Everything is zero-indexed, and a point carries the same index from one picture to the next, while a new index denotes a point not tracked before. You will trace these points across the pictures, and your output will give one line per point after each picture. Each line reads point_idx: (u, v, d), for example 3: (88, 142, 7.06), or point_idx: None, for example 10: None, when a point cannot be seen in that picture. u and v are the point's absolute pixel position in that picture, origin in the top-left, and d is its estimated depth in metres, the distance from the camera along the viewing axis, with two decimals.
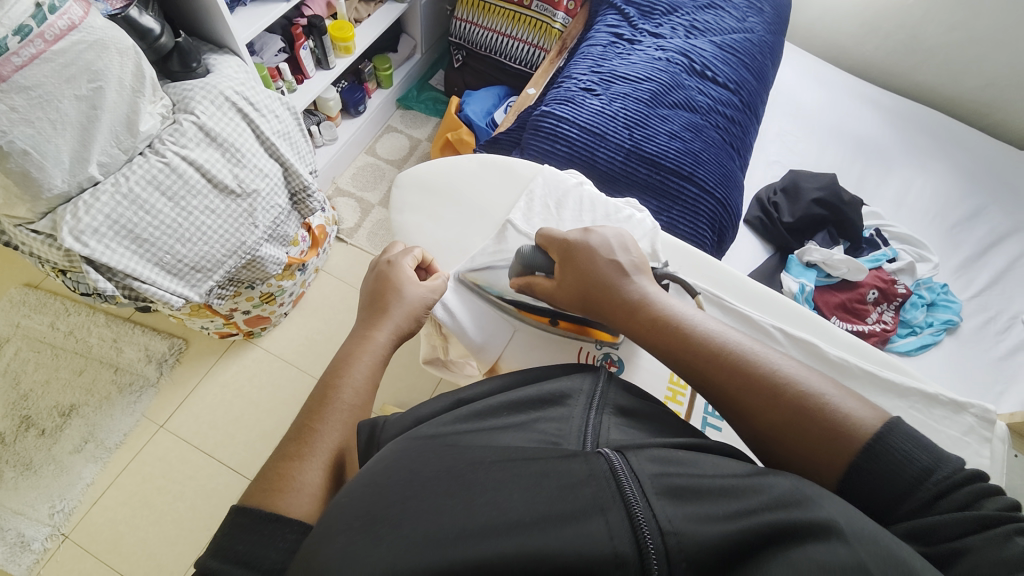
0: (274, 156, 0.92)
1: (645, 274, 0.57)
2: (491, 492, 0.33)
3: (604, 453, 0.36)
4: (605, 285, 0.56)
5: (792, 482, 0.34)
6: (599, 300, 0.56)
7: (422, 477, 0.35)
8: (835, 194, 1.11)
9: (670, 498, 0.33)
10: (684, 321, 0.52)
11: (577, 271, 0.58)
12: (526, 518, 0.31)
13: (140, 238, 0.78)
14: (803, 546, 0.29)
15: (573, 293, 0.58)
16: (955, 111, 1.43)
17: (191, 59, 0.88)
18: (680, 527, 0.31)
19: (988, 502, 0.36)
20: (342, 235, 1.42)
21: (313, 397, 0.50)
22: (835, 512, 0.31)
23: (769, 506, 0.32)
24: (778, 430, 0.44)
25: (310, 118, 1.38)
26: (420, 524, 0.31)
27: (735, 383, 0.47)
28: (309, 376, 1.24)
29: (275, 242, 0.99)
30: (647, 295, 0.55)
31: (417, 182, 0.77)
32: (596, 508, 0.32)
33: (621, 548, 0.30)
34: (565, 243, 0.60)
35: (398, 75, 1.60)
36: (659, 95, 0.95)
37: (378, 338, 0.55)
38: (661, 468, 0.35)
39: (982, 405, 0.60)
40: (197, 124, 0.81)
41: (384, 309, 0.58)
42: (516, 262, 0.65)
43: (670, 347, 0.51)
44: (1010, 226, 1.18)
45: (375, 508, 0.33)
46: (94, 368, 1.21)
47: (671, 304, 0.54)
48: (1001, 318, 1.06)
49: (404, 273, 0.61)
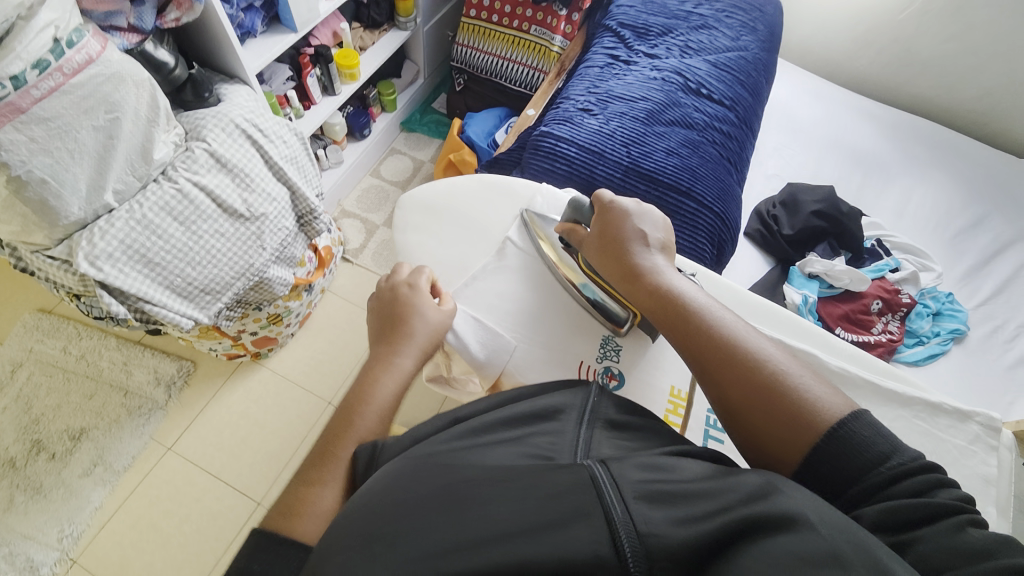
0: (282, 180, 0.95)
1: (663, 254, 0.61)
2: (482, 506, 0.33)
3: (588, 462, 0.36)
4: (624, 251, 0.60)
5: (762, 478, 0.34)
6: (612, 260, 0.61)
7: (419, 494, 0.35)
8: (834, 206, 1.11)
9: (647, 502, 0.33)
10: (680, 294, 0.54)
11: (602, 231, 0.63)
12: (517, 527, 0.32)
13: (151, 262, 0.80)
14: (770, 538, 0.30)
15: (597, 252, 0.63)
16: (953, 121, 1.45)
17: (203, 89, 0.91)
18: (655, 528, 0.31)
19: (941, 492, 0.37)
20: (348, 255, 1.45)
21: (334, 425, 0.50)
22: (804, 506, 0.31)
23: (742, 502, 0.32)
24: (745, 399, 0.46)
25: (317, 142, 1.42)
26: (416, 541, 0.32)
27: (717, 355, 0.48)
28: (315, 396, 1.24)
29: (282, 264, 1.01)
30: (655, 268, 0.58)
31: (419, 203, 0.79)
32: (579, 514, 0.32)
33: (602, 552, 0.30)
34: (601, 207, 0.65)
35: (402, 98, 1.65)
36: (656, 113, 0.97)
37: (409, 362, 0.56)
38: (642, 475, 0.35)
39: (987, 413, 0.60)
40: (208, 150, 0.84)
41: (405, 334, 0.58)
42: (567, 209, 0.70)
43: (666, 313, 0.54)
44: (1012, 234, 1.18)
45: (373, 527, 0.33)
46: (104, 392, 1.22)
47: (678, 279, 0.57)
48: (1008, 327, 1.05)
49: (421, 297, 0.62)
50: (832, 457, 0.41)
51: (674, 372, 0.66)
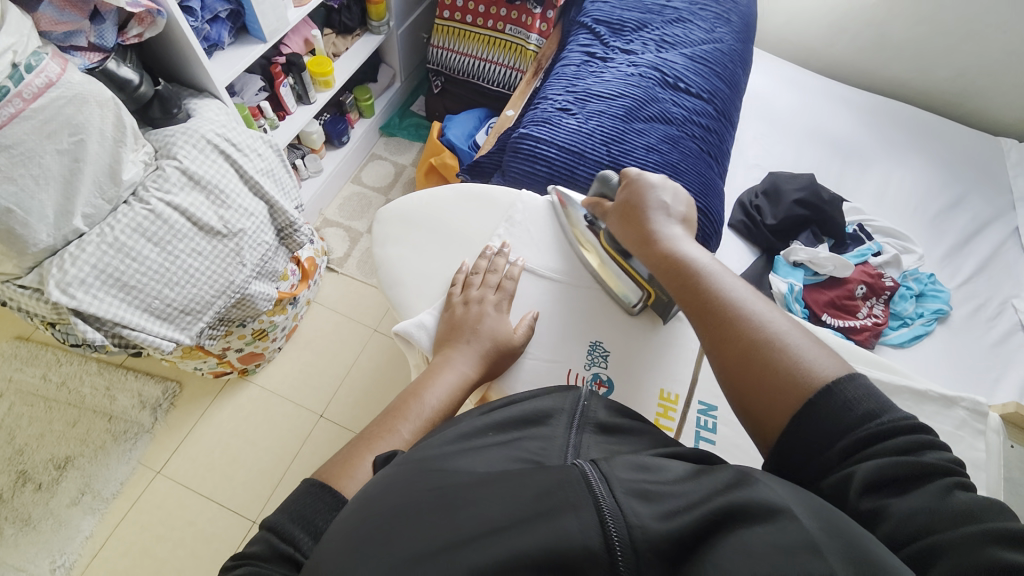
0: (259, 195, 0.93)
1: (684, 226, 0.62)
2: (472, 504, 0.31)
3: (580, 462, 0.34)
4: (646, 218, 0.62)
5: (734, 471, 0.34)
6: (633, 226, 0.63)
7: (406, 499, 0.33)
8: (815, 194, 1.12)
9: (638, 498, 0.32)
10: (689, 260, 0.56)
11: (628, 200, 0.65)
12: (503, 522, 0.30)
13: (127, 285, 0.78)
14: (750, 528, 0.29)
15: (621, 219, 0.65)
16: (928, 103, 1.47)
17: (171, 104, 0.88)
18: (645, 521, 0.30)
19: (930, 453, 0.37)
20: (333, 265, 1.43)
21: (404, 398, 0.54)
22: (785, 498, 0.31)
23: (719, 492, 0.32)
24: (740, 361, 0.46)
25: (294, 152, 1.40)
26: (400, 544, 0.30)
27: (717, 317, 0.50)
28: (306, 410, 1.23)
29: (263, 279, 0.99)
30: (669, 236, 0.59)
31: (398, 215, 0.78)
32: (566, 504, 0.30)
33: (591, 542, 0.29)
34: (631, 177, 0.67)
35: (379, 103, 1.63)
36: (635, 110, 0.97)
37: (476, 378, 0.59)
38: (631, 473, 0.34)
39: (972, 399, 0.61)
40: (179, 168, 0.82)
41: (469, 334, 0.62)
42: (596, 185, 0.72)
43: (675, 276, 0.56)
44: (989, 213, 1.20)
45: (359, 535, 0.32)
46: (88, 419, 1.19)
47: (694, 248, 0.58)
48: (990, 305, 1.07)
49: (480, 296, 0.66)
50: (805, 433, 0.41)
51: (662, 375, 0.66)
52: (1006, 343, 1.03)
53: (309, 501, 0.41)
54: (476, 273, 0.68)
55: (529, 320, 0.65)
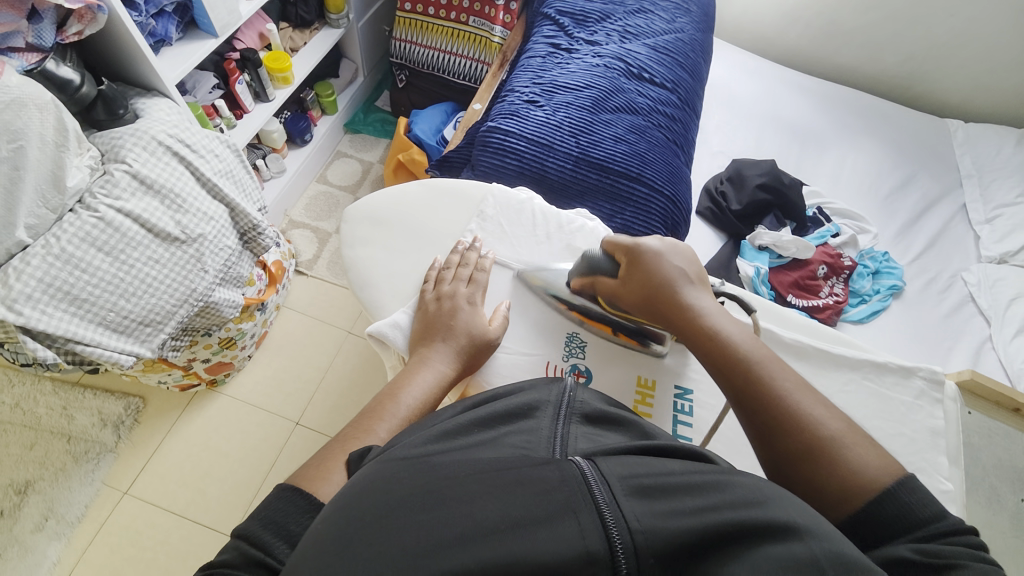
0: (218, 198, 0.89)
1: (708, 292, 0.58)
2: (466, 502, 0.29)
3: (575, 458, 0.32)
4: (669, 292, 0.57)
5: (753, 482, 0.32)
6: (661, 306, 0.57)
7: (390, 494, 0.30)
8: (777, 179, 1.15)
9: (638, 496, 0.30)
10: (732, 345, 0.52)
11: (644, 278, 0.59)
12: (500, 524, 0.28)
13: (78, 299, 0.73)
14: (760, 547, 0.28)
15: (635, 297, 0.60)
16: (879, 87, 1.54)
17: (117, 105, 0.84)
18: (648, 524, 0.28)
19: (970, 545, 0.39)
20: (301, 267, 1.39)
21: (381, 398, 0.53)
22: (792, 511, 0.30)
23: (731, 504, 0.30)
24: (796, 449, 0.45)
25: (254, 152, 1.34)
26: (386, 544, 0.27)
27: (769, 414, 0.47)
28: (280, 417, 1.19)
29: (228, 285, 0.95)
30: (701, 313, 0.55)
31: (365, 215, 0.76)
32: (566, 508, 0.29)
33: (593, 546, 0.27)
34: (631, 251, 0.61)
35: (342, 100, 1.59)
36: (601, 101, 0.98)
37: (454, 375, 0.58)
38: (629, 469, 0.32)
39: (929, 368, 0.64)
40: (129, 172, 0.78)
41: (445, 331, 0.61)
42: (579, 265, 0.67)
43: (713, 362, 0.52)
44: (937, 191, 1.27)
45: (338, 529, 0.29)
46: (45, 441, 1.13)
47: (723, 324, 0.54)
48: (940, 279, 1.14)
49: (454, 291, 0.65)
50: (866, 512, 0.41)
51: (639, 363, 0.66)
52: (957, 315, 1.09)
53: (280, 507, 0.39)
54: (447, 269, 0.68)
55: (504, 311, 0.66)
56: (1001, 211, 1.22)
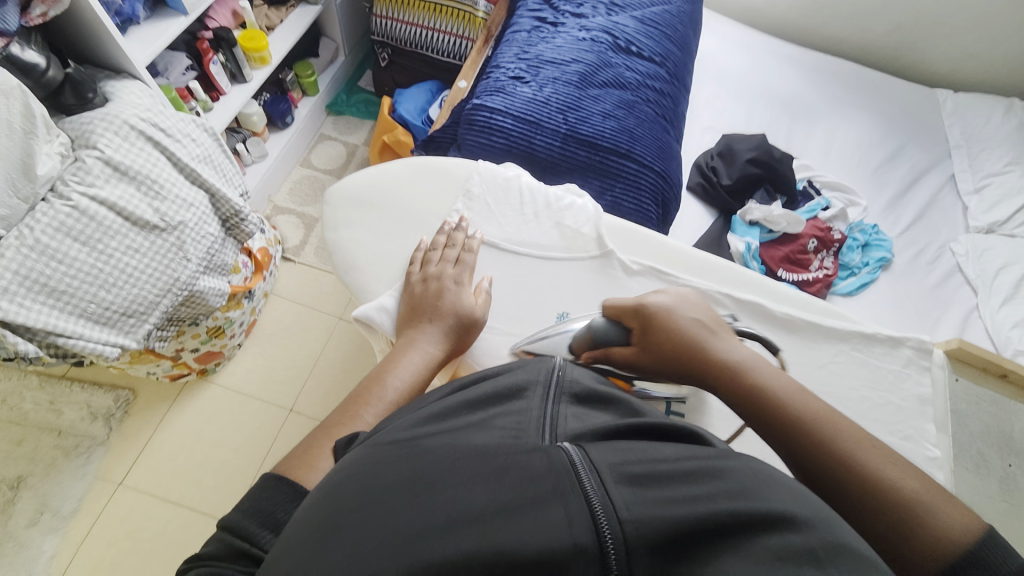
0: (198, 184, 0.86)
1: (735, 337, 0.53)
2: (449, 491, 0.28)
3: (564, 444, 0.31)
4: (693, 346, 0.51)
5: (751, 470, 0.30)
6: (688, 363, 0.51)
7: (376, 483, 0.30)
8: (767, 152, 1.14)
9: (629, 484, 0.28)
10: (781, 396, 0.45)
11: (661, 334, 0.53)
12: (484, 513, 0.27)
13: (57, 290, 0.71)
14: (756, 538, 0.25)
15: (657, 358, 0.53)
16: (869, 58, 1.52)
17: (85, 88, 0.79)
18: (638, 513, 0.26)
19: None
20: (288, 254, 1.37)
21: (367, 382, 0.53)
22: (791, 501, 0.27)
23: (728, 495, 0.27)
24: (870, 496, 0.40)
25: (234, 136, 1.31)
26: (369, 535, 0.27)
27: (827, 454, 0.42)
28: (274, 405, 1.19)
29: (212, 273, 0.93)
30: (736, 364, 0.49)
31: (348, 196, 0.74)
32: (554, 496, 0.27)
33: (581, 538, 0.26)
34: (637, 311, 0.56)
35: (323, 80, 1.54)
36: (589, 75, 0.95)
37: (442, 357, 0.58)
38: (621, 456, 0.30)
39: (918, 337, 0.65)
40: (102, 158, 0.75)
41: (432, 311, 0.60)
42: (581, 333, 0.59)
43: (763, 421, 0.46)
44: (926, 162, 1.27)
45: (327, 516, 0.29)
46: (34, 436, 1.11)
47: (761, 372, 0.48)
48: (929, 250, 1.14)
49: (441, 272, 0.64)
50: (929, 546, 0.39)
51: None
52: (944, 285, 1.10)
53: (266, 496, 0.39)
54: (432, 249, 0.66)
55: (486, 286, 0.65)
56: (989, 180, 1.22)
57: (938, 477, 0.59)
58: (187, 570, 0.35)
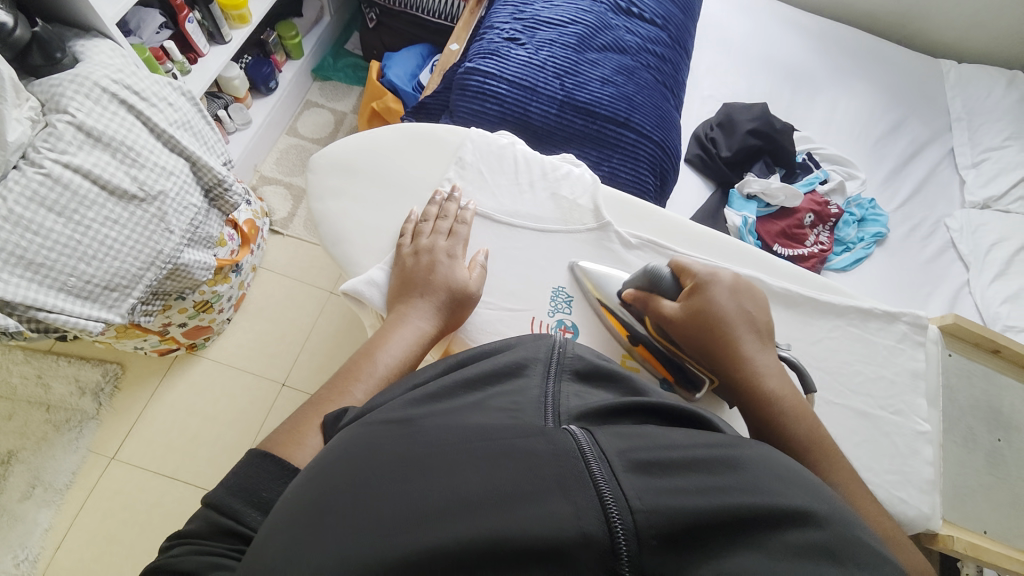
0: (176, 150, 0.82)
1: (767, 344, 0.55)
2: (449, 474, 0.28)
3: (570, 429, 0.30)
4: (731, 338, 0.53)
5: (766, 460, 0.30)
6: (720, 347, 0.53)
7: (371, 464, 0.29)
8: (768, 123, 1.12)
9: (639, 472, 0.28)
10: (784, 409, 0.50)
11: (710, 314, 0.54)
12: (487, 498, 0.26)
13: (34, 263, 0.68)
14: (776, 533, 0.26)
15: (693, 332, 0.54)
16: (875, 25, 1.46)
17: (53, 48, 0.74)
18: (650, 504, 0.26)
19: None
20: (276, 226, 1.33)
21: (357, 358, 0.52)
22: (807, 496, 0.28)
23: (745, 488, 0.27)
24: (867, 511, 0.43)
25: (215, 102, 1.25)
26: (367, 517, 0.26)
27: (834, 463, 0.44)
28: (265, 379, 1.18)
29: (198, 246, 0.90)
30: (759, 369, 0.52)
31: (335, 164, 0.71)
32: (559, 484, 0.27)
33: (588, 528, 0.25)
34: (700, 279, 0.56)
35: (307, 42, 1.47)
36: (587, 39, 0.91)
37: (434, 332, 0.56)
38: (629, 442, 0.30)
39: (913, 313, 0.65)
40: (73, 123, 0.71)
41: (424, 286, 0.59)
42: (638, 276, 0.59)
43: (756, 418, 0.51)
44: (927, 135, 1.25)
45: (320, 496, 0.28)
46: (23, 411, 1.10)
47: (779, 386, 0.51)
48: (925, 225, 1.14)
49: (433, 245, 0.62)
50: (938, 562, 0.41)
51: None
52: (938, 260, 1.10)
53: (251, 473, 0.38)
54: (425, 221, 0.64)
55: (481, 260, 0.63)
56: (988, 154, 1.21)
57: (926, 451, 0.60)
58: (170, 547, 0.34)
